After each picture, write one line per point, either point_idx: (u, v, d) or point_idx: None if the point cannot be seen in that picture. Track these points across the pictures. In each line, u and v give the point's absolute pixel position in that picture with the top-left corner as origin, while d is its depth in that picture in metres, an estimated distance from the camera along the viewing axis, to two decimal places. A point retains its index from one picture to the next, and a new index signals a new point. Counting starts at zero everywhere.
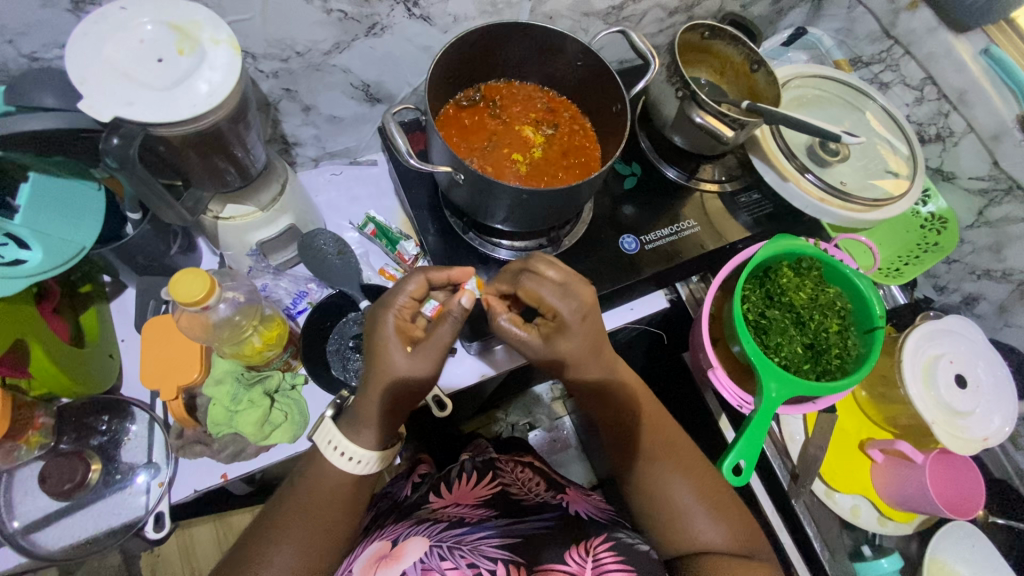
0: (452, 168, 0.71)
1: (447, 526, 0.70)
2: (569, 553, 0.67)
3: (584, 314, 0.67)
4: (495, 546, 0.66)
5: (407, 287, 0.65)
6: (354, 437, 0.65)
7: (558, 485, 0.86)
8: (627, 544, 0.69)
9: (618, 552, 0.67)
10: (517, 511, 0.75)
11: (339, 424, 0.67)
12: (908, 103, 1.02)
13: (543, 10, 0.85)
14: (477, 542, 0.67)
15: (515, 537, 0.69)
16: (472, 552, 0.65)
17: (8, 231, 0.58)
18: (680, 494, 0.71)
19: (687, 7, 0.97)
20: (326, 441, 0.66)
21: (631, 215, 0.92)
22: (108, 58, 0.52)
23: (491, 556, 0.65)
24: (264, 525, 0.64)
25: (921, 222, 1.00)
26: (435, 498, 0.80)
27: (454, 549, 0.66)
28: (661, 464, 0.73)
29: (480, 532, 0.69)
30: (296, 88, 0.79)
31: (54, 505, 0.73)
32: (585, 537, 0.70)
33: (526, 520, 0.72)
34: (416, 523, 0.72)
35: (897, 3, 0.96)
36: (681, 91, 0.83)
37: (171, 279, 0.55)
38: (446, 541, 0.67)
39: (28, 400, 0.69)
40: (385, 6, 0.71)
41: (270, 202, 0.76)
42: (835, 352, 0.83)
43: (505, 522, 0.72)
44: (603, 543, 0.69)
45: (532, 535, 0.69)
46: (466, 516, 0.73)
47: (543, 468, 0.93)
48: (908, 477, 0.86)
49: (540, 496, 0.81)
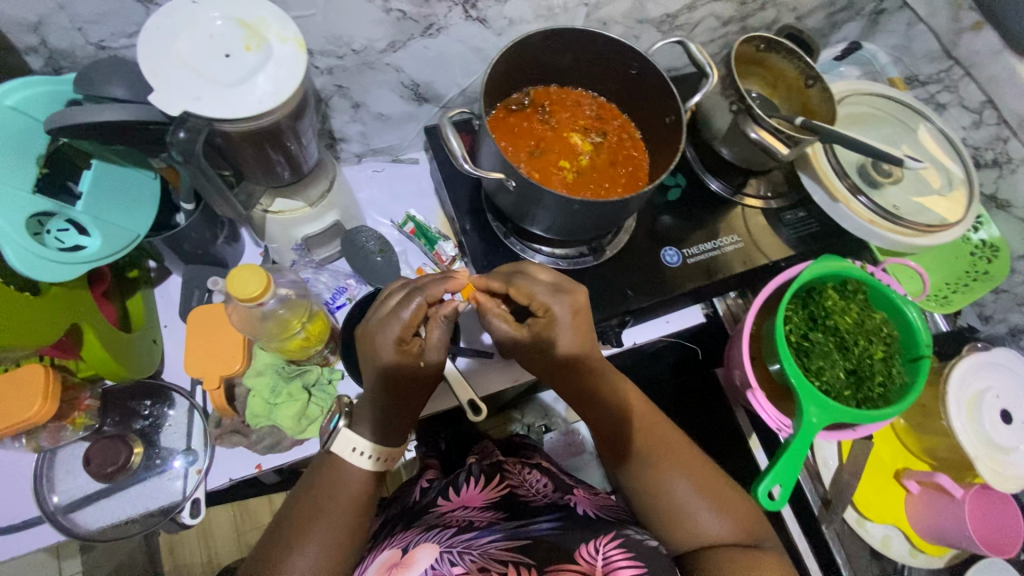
0: (504, 174, 0.70)
1: (457, 532, 0.69)
2: (578, 552, 0.63)
3: (576, 308, 0.67)
4: (505, 549, 0.64)
5: (400, 313, 0.64)
6: (368, 434, 0.66)
7: (565, 485, 0.84)
8: (636, 540, 0.66)
9: (627, 549, 0.64)
10: (526, 513, 0.74)
11: (353, 429, 0.67)
12: (964, 126, 0.99)
13: (598, 16, 0.84)
14: (486, 546, 0.65)
15: (526, 538, 0.66)
16: (482, 556, 0.63)
17: (70, 217, 0.59)
18: (682, 492, 0.68)
19: (742, 17, 0.95)
20: (343, 446, 0.66)
21: (673, 227, 0.90)
22: (180, 52, 0.53)
23: (501, 559, 0.62)
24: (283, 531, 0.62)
25: (971, 249, 0.97)
26: (444, 501, 0.79)
27: (464, 553, 0.64)
28: (663, 461, 0.70)
29: (491, 536, 0.67)
30: (349, 85, 0.79)
31: (94, 485, 0.74)
32: (592, 534, 0.67)
33: (534, 520, 0.70)
34: (426, 530, 0.71)
35: (959, 23, 0.93)
36: (736, 105, 0.81)
37: (229, 276, 0.55)
38: (457, 546, 0.65)
39: (74, 381, 0.70)
40: (444, 7, 0.71)
41: (318, 198, 0.77)
42: (879, 380, 0.81)
43: (512, 525, 0.70)
44: (611, 541, 0.65)
45: (540, 536, 0.67)
46: (474, 519, 0.72)
47: (550, 468, 0.91)
48: (945, 511, 0.84)
49: (547, 496, 0.79)
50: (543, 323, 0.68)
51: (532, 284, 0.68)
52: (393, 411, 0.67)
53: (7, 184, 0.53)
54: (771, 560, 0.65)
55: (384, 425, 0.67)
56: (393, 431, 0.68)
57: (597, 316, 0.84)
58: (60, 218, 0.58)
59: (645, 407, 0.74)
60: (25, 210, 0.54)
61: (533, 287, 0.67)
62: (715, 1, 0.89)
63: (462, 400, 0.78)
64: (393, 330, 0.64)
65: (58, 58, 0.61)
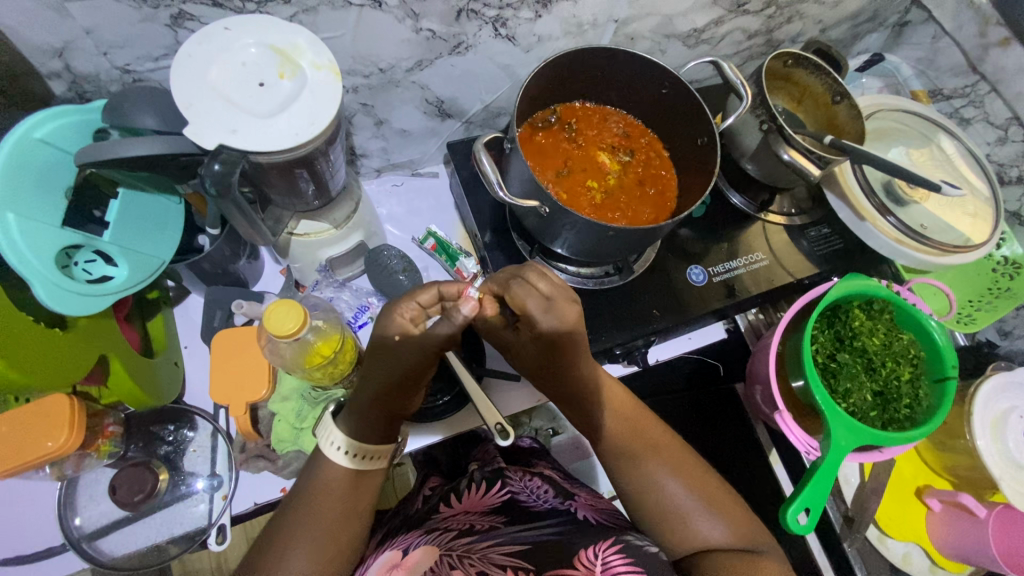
0: (538, 202, 0.68)
1: (456, 535, 0.69)
2: (576, 556, 0.61)
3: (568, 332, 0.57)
4: (505, 553, 0.63)
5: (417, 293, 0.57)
6: (345, 426, 0.62)
7: (567, 491, 0.80)
8: (636, 546, 0.61)
9: (628, 554, 0.60)
10: (526, 518, 0.71)
11: (337, 420, 0.63)
12: (989, 142, 0.99)
13: (625, 31, 0.82)
14: (486, 551, 0.64)
15: (526, 545, 0.64)
16: (482, 561, 0.62)
17: (98, 248, 0.58)
18: (677, 493, 0.64)
19: (767, 31, 0.94)
20: (325, 438, 0.62)
21: (698, 245, 0.89)
22: (214, 82, 0.51)
23: (500, 564, 0.61)
24: (272, 542, 0.59)
25: (993, 266, 0.97)
26: (445, 508, 0.79)
27: (464, 558, 0.63)
28: (659, 463, 0.65)
29: (491, 541, 0.66)
30: (373, 102, 0.77)
31: (117, 512, 0.74)
32: (593, 540, 0.63)
33: (534, 527, 0.68)
34: (425, 533, 0.71)
35: (987, 37, 0.93)
36: (766, 125, 0.80)
37: (267, 312, 0.58)
38: (457, 550, 0.65)
39: (98, 407, 0.69)
40: (473, 25, 0.69)
41: (344, 219, 0.76)
42: (906, 401, 0.81)
43: (513, 530, 0.68)
44: (610, 546, 0.61)
45: (540, 542, 0.65)
46: (475, 523, 0.72)
47: (553, 475, 0.86)
48: (968, 531, 0.85)
49: (548, 502, 0.76)
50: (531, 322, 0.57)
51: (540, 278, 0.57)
52: (374, 411, 0.60)
53: (40, 220, 0.52)
54: (773, 567, 0.60)
55: (361, 424, 0.61)
56: (378, 429, 0.62)
57: (623, 335, 0.83)
58: (88, 249, 0.58)
59: (634, 405, 0.69)
60: (56, 246, 0.54)
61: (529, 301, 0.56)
62: (743, 16, 0.88)
63: (490, 424, 0.75)
64: (391, 329, 0.56)
65: (81, 83, 0.60)
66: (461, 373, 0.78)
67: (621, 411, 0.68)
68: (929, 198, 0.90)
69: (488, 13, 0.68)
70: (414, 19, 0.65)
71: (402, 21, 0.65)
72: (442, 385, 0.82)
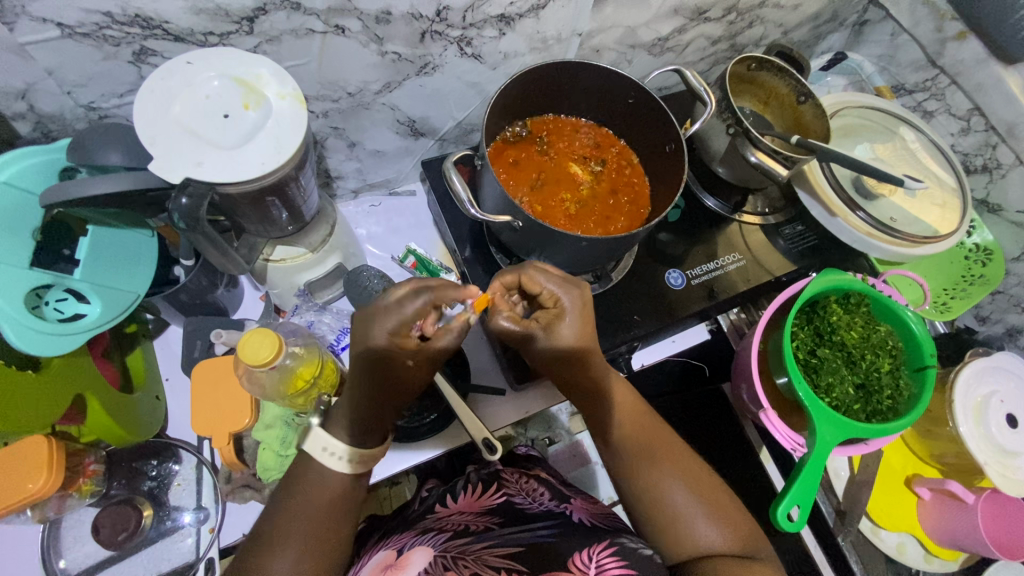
0: (510, 216, 0.68)
1: (450, 537, 0.68)
2: (569, 559, 0.61)
3: (585, 302, 0.62)
4: (498, 556, 0.63)
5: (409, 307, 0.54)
6: (343, 433, 0.60)
7: (563, 495, 0.80)
8: (631, 548, 0.61)
9: (621, 557, 0.60)
10: (521, 520, 0.71)
11: (329, 427, 0.61)
12: (953, 133, 1.01)
13: (591, 44, 0.83)
14: (480, 552, 0.63)
15: (519, 547, 0.64)
16: (476, 563, 0.61)
17: (69, 286, 0.58)
18: (676, 495, 0.64)
19: (730, 36, 0.96)
20: (317, 446, 0.61)
21: (676, 249, 0.90)
22: (177, 117, 0.52)
23: (493, 565, 0.61)
24: (255, 545, 0.58)
25: (966, 253, 0.99)
26: (441, 507, 0.79)
27: (457, 560, 0.62)
28: (663, 466, 0.65)
29: (485, 543, 0.65)
30: (344, 126, 0.78)
31: (102, 552, 0.73)
32: (586, 544, 0.63)
33: (527, 528, 0.68)
34: (420, 533, 0.71)
35: (944, 32, 0.95)
36: (733, 128, 0.81)
37: (241, 340, 0.59)
38: (451, 551, 0.64)
39: (79, 446, 0.69)
40: (438, 46, 0.70)
41: (320, 243, 0.77)
42: (887, 392, 0.82)
43: (506, 532, 0.68)
44: (604, 550, 0.61)
45: (535, 544, 0.64)
46: (470, 523, 0.71)
47: (550, 478, 0.86)
48: (959, 516, 0.86)
49: (543, 505, 0.76)
50: (551, 316, 0.62)
51: (540, 274, 0.62)
52: (373, 415, 0.60)
53: (5, 263, 0.52)
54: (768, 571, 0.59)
55: (355, 425, 0.60)
56: (369, 430, 0.61)
57: (606, 341, 0.83)
58: (59, 288, 0.57)
59: (642, 409, 0.69)
60: (24, 288, 0.54)
61: (543, 280, 0.62)
62: (705, 23, 0.89)
63: (477, 439, 0.75)
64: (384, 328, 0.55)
65: (47, 123, 0.60)
66: (447, 391, 0.78)
67: (629, 414, 0.68)
68: (895, 192, 0.92)
69: (452, 33, 0.69)
70: (379, 43, 0.66)
71: (367, 45, 0.65)
72: (429, 402, 0.81)
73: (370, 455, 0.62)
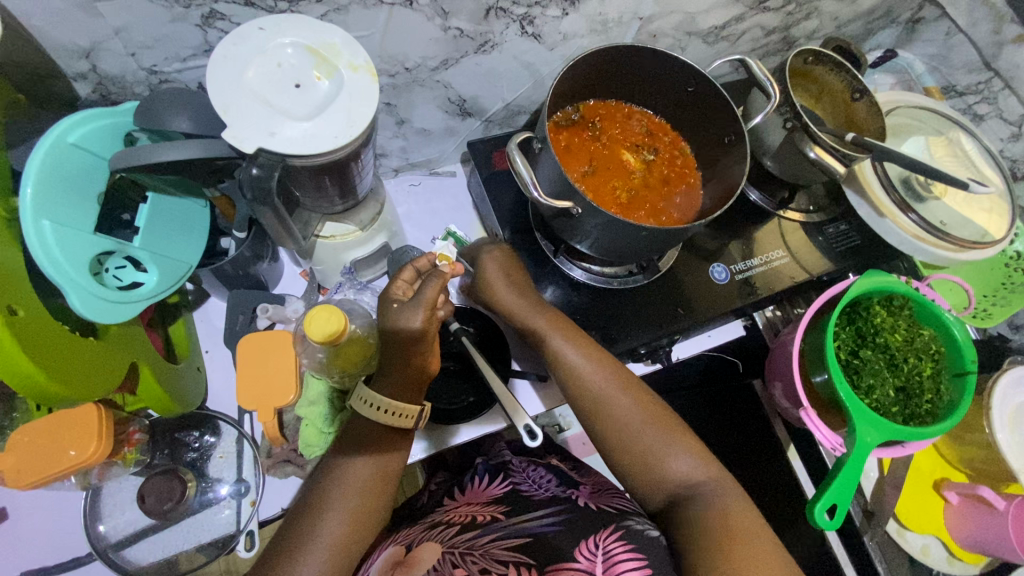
0: (572, 202, 0.66)
1: (458, 531, 0.67)
2: (577, 549, 0.61)
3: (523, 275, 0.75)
4: (506, 549, 0.62)
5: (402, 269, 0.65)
6: (385, 386, 0.60)
7: (571, 480, 0.79)
8: (636, 532, 0.62)
9: (628, 541, 0.60)
10: (524, 509, 0.70)
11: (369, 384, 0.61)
12: (1002, 138, 1.00)
13: (648, 29, 0.82)
14: (488, 546, 0.63)
15: (524, 538, 0.64)
16: (484, 558, 0.61)
17: (128, 254, 0.57)
18: (628, 415, 0.66)
19: (785, 28, 0.94)
20: (360, 398, 0.60)
21: (718, 242, 0.89)
22: (249, 84, 0.50)
23: (502, 560, 0.61)
24: (292, 526, 0.58)
25: (1007, 260, 0.97)
26: (450, 500, 0.79)
27: (466, 555, 0.62)
28: (621, 404, 0.67)
29: (492, 535, 0.65)
30: (397, 102, 0.77)
31: (144, 521, 0.74)
32: (591, 530, 0.63)
33: (533, 517, 0.67)
34: (429, 528, 0.70)
35: (1002, 35, 0.93)
36: (791, 122, 0.79)
37: (307, 316, 0.58)
38: (459, 547, 0.64)
39: (124, 415, 0.69)
40: (501, 24, 0.68)
41: (369, 221, 0.77)
42: (927, 396, 0.82)
43: (512, 522, 0.67)
44: (611, 535, 0.62)
45: (541, 535, 0.64)
46: (477, 515, 0.70)
47: (560, 465, 0.85)
48: (986, 522, 0.86)
49: (550, 491, 0.75)
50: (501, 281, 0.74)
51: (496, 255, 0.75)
52: (406, 369, 0.60)
53: (71, 228, 0.51)
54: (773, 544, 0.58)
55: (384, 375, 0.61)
56: (403, 382, 0.61)
57: (649, 332, 0.83)
58: (119, 255, 0.56)
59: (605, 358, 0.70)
60: (90, 254, 0.53)
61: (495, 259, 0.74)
62: (763, 13, 0.88)
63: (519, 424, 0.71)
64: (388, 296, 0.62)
65: (107, 84, 0.58)
66: (489, 376, 0.74)
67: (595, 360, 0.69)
68: (947, 194, 0.91)
69: (517, 11, 0.67)
70: (443, 17, 0.64)
71: (431, 20, 0.64)
72: (468, 385, 0.81)
73: (408, 413, 0.60)
